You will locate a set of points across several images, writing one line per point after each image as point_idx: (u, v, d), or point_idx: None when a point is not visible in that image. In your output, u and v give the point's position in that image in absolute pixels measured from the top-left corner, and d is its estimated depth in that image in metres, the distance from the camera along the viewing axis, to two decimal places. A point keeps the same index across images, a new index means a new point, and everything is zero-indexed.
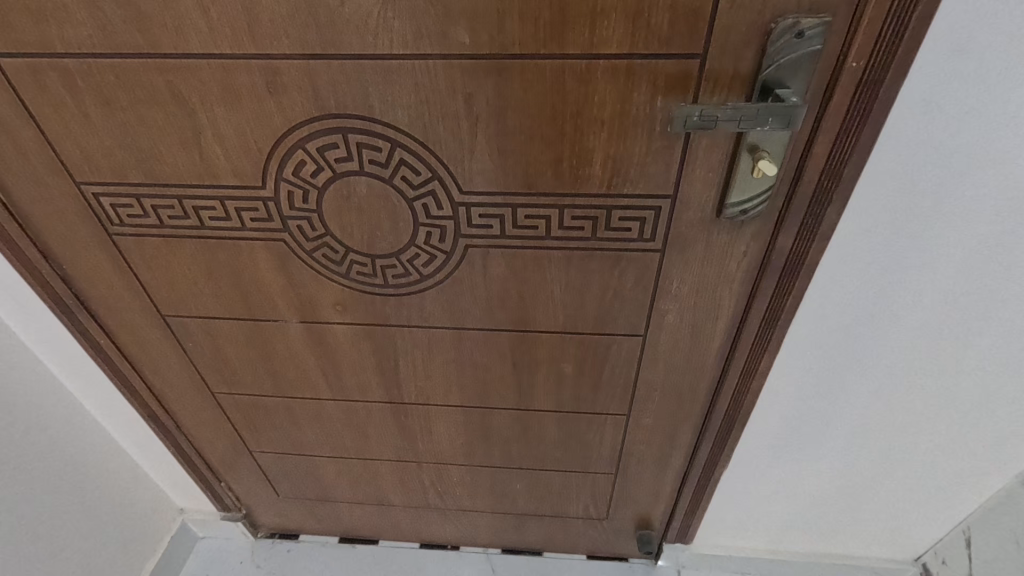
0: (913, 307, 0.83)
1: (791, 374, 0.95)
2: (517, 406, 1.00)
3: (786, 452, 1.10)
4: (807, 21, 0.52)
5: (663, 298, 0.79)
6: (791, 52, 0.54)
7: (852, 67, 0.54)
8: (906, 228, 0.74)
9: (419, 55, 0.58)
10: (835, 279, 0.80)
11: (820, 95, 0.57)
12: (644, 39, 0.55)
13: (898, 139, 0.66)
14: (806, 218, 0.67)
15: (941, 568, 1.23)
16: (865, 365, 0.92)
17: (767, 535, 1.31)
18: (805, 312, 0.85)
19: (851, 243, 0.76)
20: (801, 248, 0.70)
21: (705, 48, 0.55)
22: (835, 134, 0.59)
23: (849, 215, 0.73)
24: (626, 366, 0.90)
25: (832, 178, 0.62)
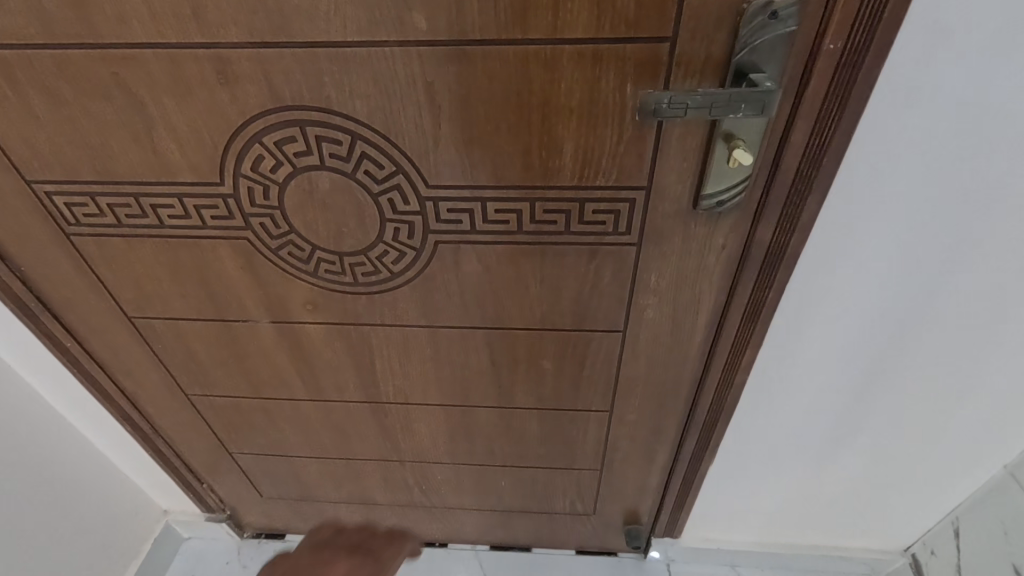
0: (899, 296, 0.81)
1: (776, 366, 0.93)
2: (498, 404, 0.98)
3: (773, 445, 1.09)
4: (780, 1, 0.50)
5: (642, 293, 0.77)
6: (765, 34, 0.51)
7: (829, 49, 0.52)
8: (891, 216, 0.71)
9: (375, 43, 0.55)
10: (818, 270, 0.78)
11: (797, 80, 0.54)
12: (611, 22, 0.52)
13: (880, 125, 0.63)
14: (786, 208, 0.64)
15: (929, 559, 1.22)
16: (852, 356, 0.91)
17: (756, 528, 1.30)
18: (788, 303, 0.83)
19: (834, 233, 0.74)
20: (781, 239, 0.67)
21: (676, 32, 0.52)
22: (813, 121, 0.57)
23: (831, 204, 0.71)
24: (607, 362, 0.88)
25: (810, 167, 0.60)
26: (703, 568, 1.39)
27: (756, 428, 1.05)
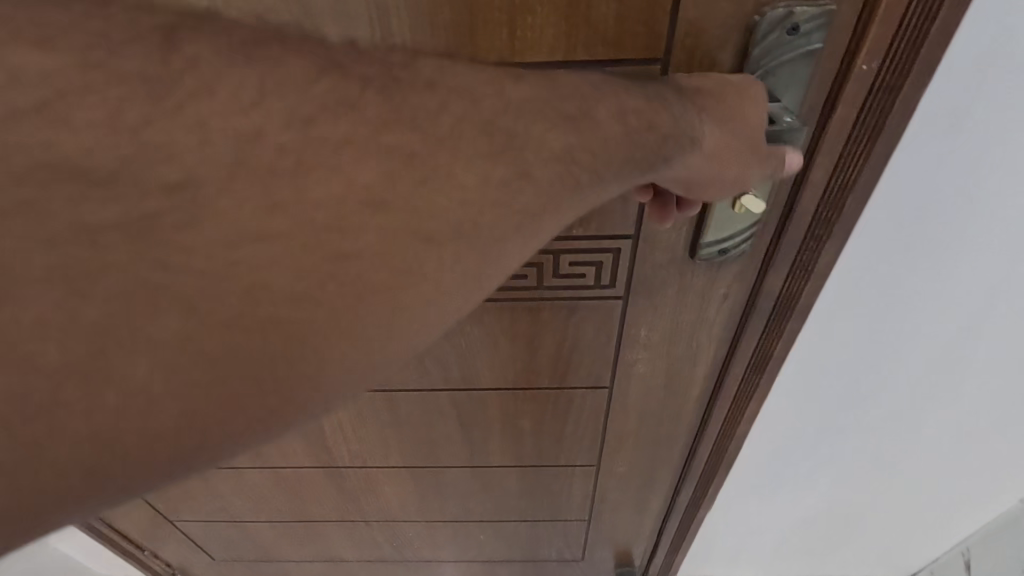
0: (921, 352, 0.67)
1: (775, 426, 0.79)
2: (471, 461, 0.86)
3: (773, 497, 0.97)
4: (802, 11, 0.38)
5: (630, 347, 0.65)
6: (783, 54, 0.40)
7: (862, 71, 0.40)
8: (922, 268, 0.56)
9: None
10: (829, 329, 0.63)
11: (820, 108, 0.43)
12: (586, 39, 0.40)
13: (915, 162, 0.48)
14: (800, 255, 0.53)
15: None
16: (863, 412, 0.77)
17: (758, 564, 1.20)
18: (793, 363, 0.68)
19: (849, 288, 0.58)
20: (793, 289, 0.56)
21: (669, 51, 0.40)
22: (837, 157, 0.45)
23: (851, 259, 0.55)
24: (592, 417, 0.77)
25: (831, 210, 0.49)
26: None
27: (752, 478, 0.92)
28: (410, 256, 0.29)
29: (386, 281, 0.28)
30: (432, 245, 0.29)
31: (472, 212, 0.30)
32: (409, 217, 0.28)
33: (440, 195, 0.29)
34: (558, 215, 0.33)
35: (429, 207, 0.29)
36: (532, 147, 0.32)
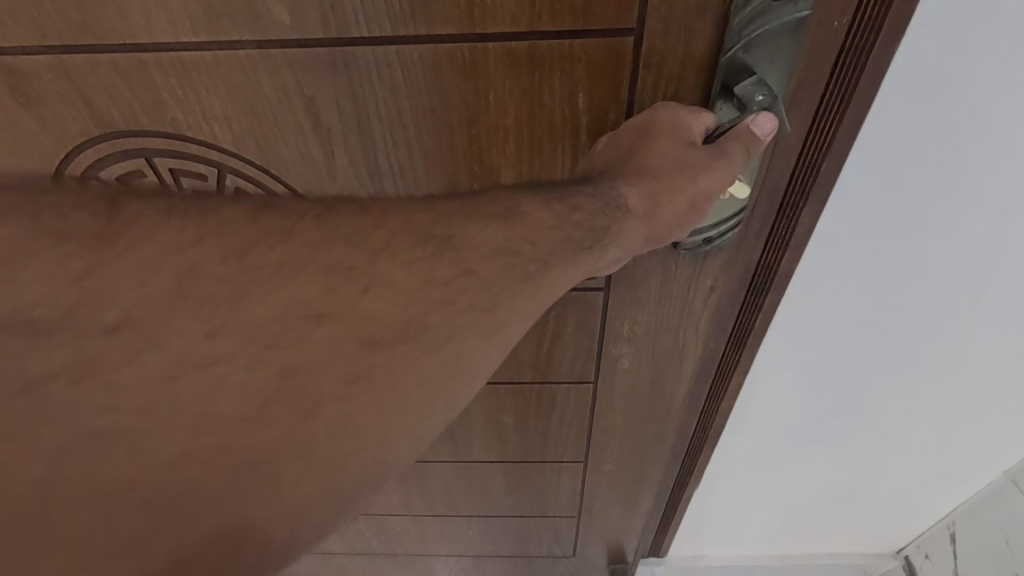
0: (907, 331, 0.64)
1: (758, 411, 0.77)
2: (454, 457, 0.83)
3: (758, 485, 0.94)
4: None
5: (614, 342, 0.62)
6: (767, 24, 0.36)
7: (835, 29, 0.37)
8: (903, 238, 0.53)
9: (223, 44, 0.39)
10: (812, 304, 0.60)
11: (809, 85, 0.39)
12: (551, 7, 0.36)
13: (896, 119, 0.44)
14: (776, 224, 0.49)
15: (923, 563, 1.07)
16: (848, 396, 0.74)
17: (743, 545, 1.15)
18: (771, 345, 0.66)
19: (832, 259, 0.55)
20: (771, 258, 0.53)
21: (642, 21, 0.37)
22: (810, 120, 0.41)
23: (826, 229, 0.53)
24: (577, 414, 0.74)
25: (806, 174, 0.45)
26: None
27: (741, 464, 0.89)
28: (358, 359, 0.30)
29: (342, 391, 0.30)
30: (375, 351, 0.30)
31: (422, 312, 0.31)
32: (356, 325, 0.30)
33: (382, 314, 0.31)
34: (514, 288, 0.34)
35: (376, 313, 0.31)
36: (470, 248, 0.33)
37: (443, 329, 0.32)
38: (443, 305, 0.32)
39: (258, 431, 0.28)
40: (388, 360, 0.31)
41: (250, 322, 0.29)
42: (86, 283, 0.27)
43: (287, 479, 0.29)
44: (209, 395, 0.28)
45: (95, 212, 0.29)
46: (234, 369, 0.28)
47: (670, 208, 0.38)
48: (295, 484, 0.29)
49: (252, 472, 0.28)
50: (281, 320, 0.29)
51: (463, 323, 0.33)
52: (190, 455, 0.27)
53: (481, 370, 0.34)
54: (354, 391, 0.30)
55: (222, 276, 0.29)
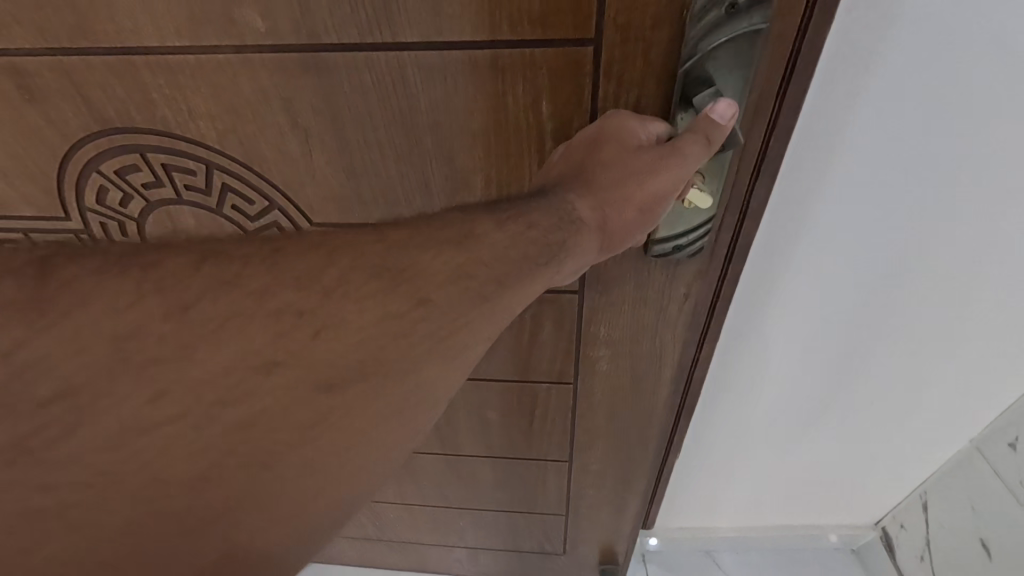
0: (869, 313, 0.66)
1: (728, 392, 0.78)
2: (442, 450, 0.85)
3: (734, 467, 0.94)
4: None
5: (592, 344, 0.63)
6: (722, 37, 0.36)
7: (788, 38, 0.37)
8: (856, 223, 0.55)
9: (204, 48, 0.41)
10: (782, 277, 0.61)
11: (769, 93, 0.39)
12: (510, 17, 0.37)
13: (837, 108, 0.46)
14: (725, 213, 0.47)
15: (901, 534, 1.04)
16: (817, 378, 0.76)
17: (721, 521, 1.11)
18: (737, 327, 0.67)
19: (798, 230, 0.56)
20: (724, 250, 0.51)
21: (600, 31, 0.37)
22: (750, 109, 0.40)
23: (780, 214, 0.55)
24: (559, 413, 0.75)
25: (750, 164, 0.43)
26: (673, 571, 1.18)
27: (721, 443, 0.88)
28: (312, 408, 0.29)
29: (296, 439, 0.29)
30: (332, 394, 0.29)
31: (378, 348, 0.30)
32: (308, 367, 0.29)
33: (334, 354, 0.29)
34: (467, 308, 0.32)
35: (331, 353, 0.29)
36: (424, 278, 0.32)
37: (401, 363, 0.31)
38: (398, 339, 0.31)
39: (210, 490, 0.27)
40: (345, 402, 0.30)
41: (200, 379, 0.27)
42: (11, 356, 0.25)
43: (240, 532, 0.28)
44: (155, 462, 0.26)
45: (24, 275, 0.26)
46: (184, 430, 0.26)
47: (617, 212, 0.37)
48: (250, 538, 0.28)
49: (200, 535, 0.27)
50: (228, 374, 0.27)
51: (424, 354, 0.32)
52: (135, 527, 0.26)
53: (440, 397, 0.34)
54: (308, 438, 0.29)
55: (166, 334, 0.27)
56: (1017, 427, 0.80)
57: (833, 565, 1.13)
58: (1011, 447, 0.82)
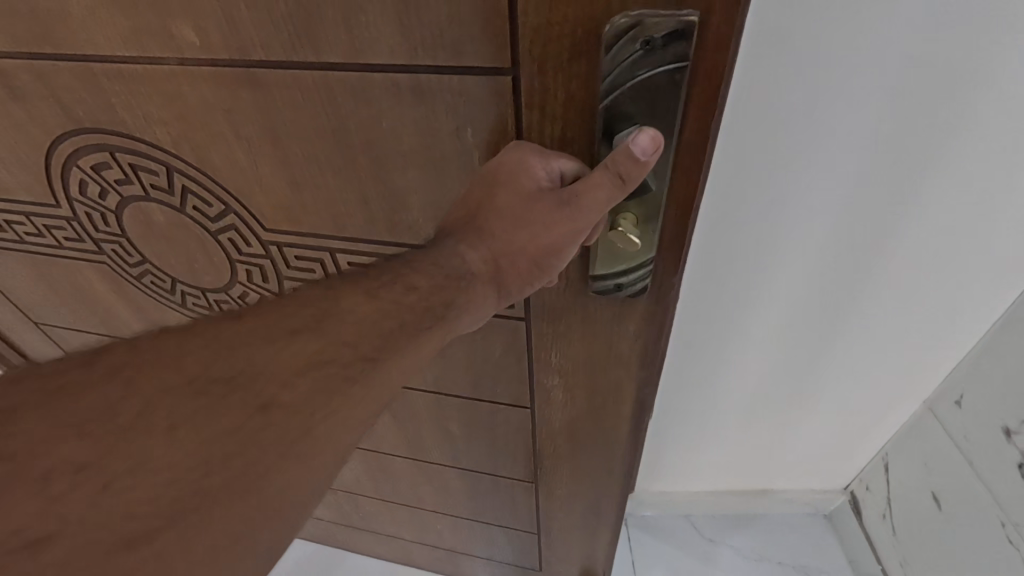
0: (809, 277, 0.73)
1: (686, 354, 0.86)
2: (410, 455, 0.86)
3: (698, 430, 1.01)
4: (655, 23, 0.31)
5: (543, 372, 0.61)
6: (638, 74, 0.33)
7: (718, 80, 0.33)
8: (784, 191, 0.63)
9: (152, 60, 0.43)
10: (715, 233, 0.69)
11: (701, 135, 0.36)
12: (426, 45, 0.36)
13: (752, 90, 0.55)
14: (661, 255, 0.44)
15: (867, 496, 1.09)
16: (768, 341, 0.83)
17: (698, 483, 1.14)
18: (688, 290, 0.76)
19: (738, 196, 0.64)
20: (668, 294, 0.48)
21: (516, 62, 0.36)
22: (673, 149, 0.37)
23: (715, 183, 0.63)
24: (520, 435, 0.74)
25: (681, 207, 0.40)
26: (646, 535, 1.19)
27: (692, 405, 0.95)
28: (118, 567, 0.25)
29: None
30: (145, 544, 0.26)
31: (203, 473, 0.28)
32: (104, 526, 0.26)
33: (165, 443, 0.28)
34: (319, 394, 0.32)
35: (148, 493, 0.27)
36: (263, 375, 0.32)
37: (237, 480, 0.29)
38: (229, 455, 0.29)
39: None
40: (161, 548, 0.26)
41: None
42: None
43: None
44: None
45: None
46: None
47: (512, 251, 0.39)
48: None
49: None
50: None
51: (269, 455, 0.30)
52: None
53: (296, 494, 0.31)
54: None
55: None
56: (960, 386, 0.87)
57: (806, 530, 1.17)
58: (957, 404, 0.88)
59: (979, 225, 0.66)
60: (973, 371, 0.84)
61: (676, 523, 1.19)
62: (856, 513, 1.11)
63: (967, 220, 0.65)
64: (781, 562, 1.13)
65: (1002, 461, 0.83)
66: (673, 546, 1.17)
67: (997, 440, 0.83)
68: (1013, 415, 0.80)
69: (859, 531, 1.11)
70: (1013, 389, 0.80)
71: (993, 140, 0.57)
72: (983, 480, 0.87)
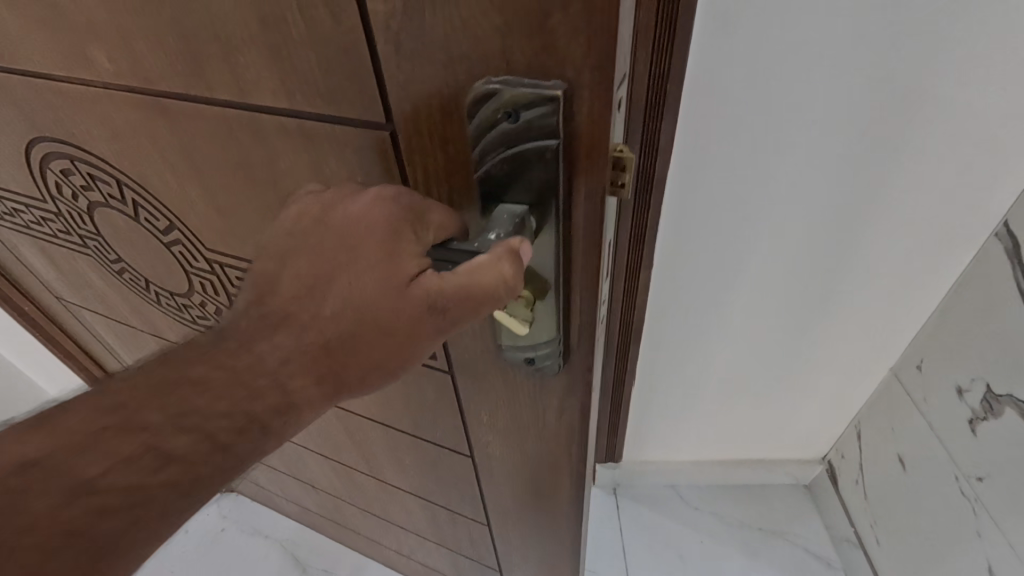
0: (784, 231, 0.80)
1: (671, 311, 0.94)
2: (371, 473, 0.85)
3: (687, 389, 1.10)
4: (516, 95, 0.26)
5: (476, 425, 0.57)
6: (506, 148, 0.29)
7: (598, 162, 0.28)
8: (756, 148, 0.71)
9: (79, 80, 0.43)
10: (691, 191, 0.76)
11: (589, 220, 0.31)
12: (303, 91, 0.33)
13: (711, 51, 0.63)
14: (567, 337, 0.39)
15: (841, 464, 1.20)
16: (749, 295, 0.90)
17: (684, 451, 1.27)
18: (668, 246, 0.84)
19: (710, 152, 0.72)
20: (582, 374, 0.42)
21: (391, 118, 0.32)
22: (559, 232, 0.32)
23: (685, 141, 0.71)
24: (466, 478, 0.70)
25: (576, 287, 0.35)
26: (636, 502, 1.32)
27: (681, 362, 1.04)
28: None
29: None
30: None
31: None
32: None
33: None
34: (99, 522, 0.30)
35: None
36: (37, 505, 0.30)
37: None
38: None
39: None
40: None
41: None
42: None
43: None
44: None
45: None
46: None
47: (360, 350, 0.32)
48: None
49: None
50: None
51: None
52: None
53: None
54: None
55: None
56: (920, 351, 0.94)
57: (786, 497, 1.30)
58: (918, 368, 0.96)
59: (933, 182, 0.73)
60: (934, 335, 0.91)
61: (664, 492, 1.33)
62: (832, 480, 1.23)
63: (928, 176, 0.72)
64: (760, 527, 1.25)
65: (957, 420, 0.89)
66: (657, 512, 1.30)
67: (952, 399, 0.89)
68: (964, 373, 0.87)
69: (836, 499, 1.22)
70: (963, 348, 0.86)
71: (932, 103, 0.65)
72: (941, 441, 0.93)
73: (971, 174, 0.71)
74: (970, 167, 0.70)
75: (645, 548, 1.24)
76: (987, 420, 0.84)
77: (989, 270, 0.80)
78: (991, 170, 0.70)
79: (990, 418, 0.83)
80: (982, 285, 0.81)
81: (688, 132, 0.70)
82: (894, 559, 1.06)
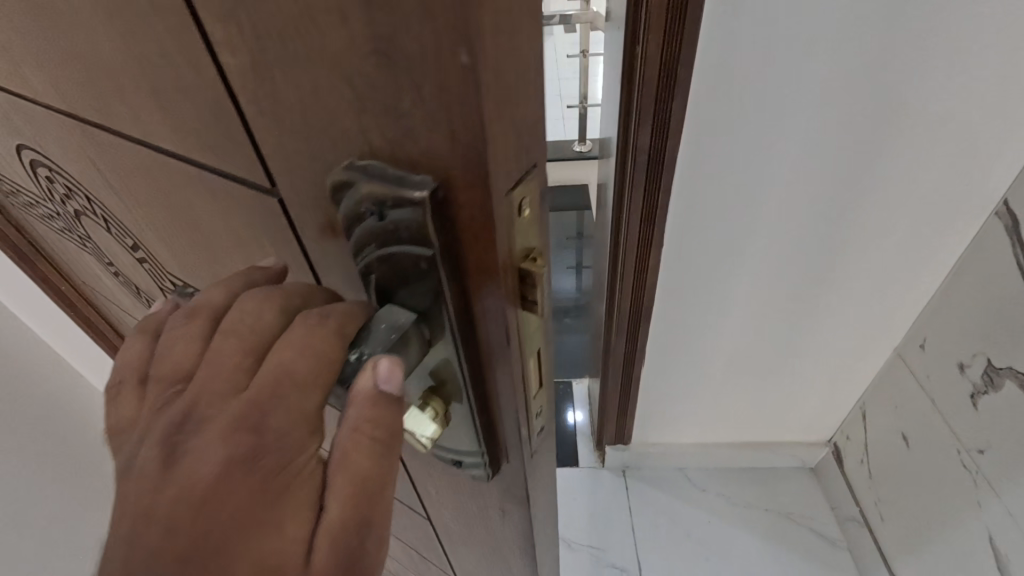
0: (792, 211, 0.76)
1: (674, 298, 0.89)
2: None
3: (693, 376, 1.06)
4: (377, 189, 0.20)
5: (425, 493, 0.51)
6: (378, 250, 0.22)
7: (491, 271, 0.21)
8: (769, 129, 0.67)
9: (22, 97, 0.40)
10: (697, 177, 0.72)
11: (496, 329, 0.24)
12: (192, 139, 0.28)
13: (724, 31, 0.58)
14: (491, 450, 0.32)
15: (846, 445, 1.17)
16: (752, 274, 0.85)
17: (694, 434, 1.23)
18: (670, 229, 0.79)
19: (717, 135, 0.67)
20: (517, 485, 0.35)
21: (274, 184, 0.26)
22: (459, 345, 0.25)
23: (692, 125, 0.66)
24: (427, 536, 0.64)
25: (495, 399, 0.28)
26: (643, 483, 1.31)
27: (689, 348, 0.99)
28: None
29: None
30: None
31: None
32: None
33: None
34: None
35: None
36: None
37: None
38: None
39: None
40: None
41: None
42: None
43: None
44: None
45: None
46: None
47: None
48: None
49: None
50: None
51: None
52: None
53: None
54: None
55: None
56: (924, 331, 0.91)
57: (792, 479, 1.29)
58: (922, 346, 0.92)
59: (935, 152, 0.69)
60: (936, 311, 0.88)
61: (675, 476, 1.31)
62: (838, 461, 1.20)
63: (942, 142, 0.68)
64: (774, 509, 1.24)
65: (958, 392, 0.85)
66: (667, 495, 1.28)
67: (953, 374, 0.86)
68: (965, 348, 0.83)
69: (843, 484, 1.19)
70: (965, 320, 0.83)
71: (942, 75, 0.61)
72: (942, 416, 0.89)
73: (974, 148, 0.68)
74: (984, 132, 0.66)
75: (656, 538, 1.22)
76: (988, 393, 0.80)
77: (989, 242, 0.77)
78: (1006, 131, 0.66)
79: (990, 391, 0.79)
80: (980, 256, 0.79)
81: (695, 118, 0.66)
82: (896, 534, 1.05)
